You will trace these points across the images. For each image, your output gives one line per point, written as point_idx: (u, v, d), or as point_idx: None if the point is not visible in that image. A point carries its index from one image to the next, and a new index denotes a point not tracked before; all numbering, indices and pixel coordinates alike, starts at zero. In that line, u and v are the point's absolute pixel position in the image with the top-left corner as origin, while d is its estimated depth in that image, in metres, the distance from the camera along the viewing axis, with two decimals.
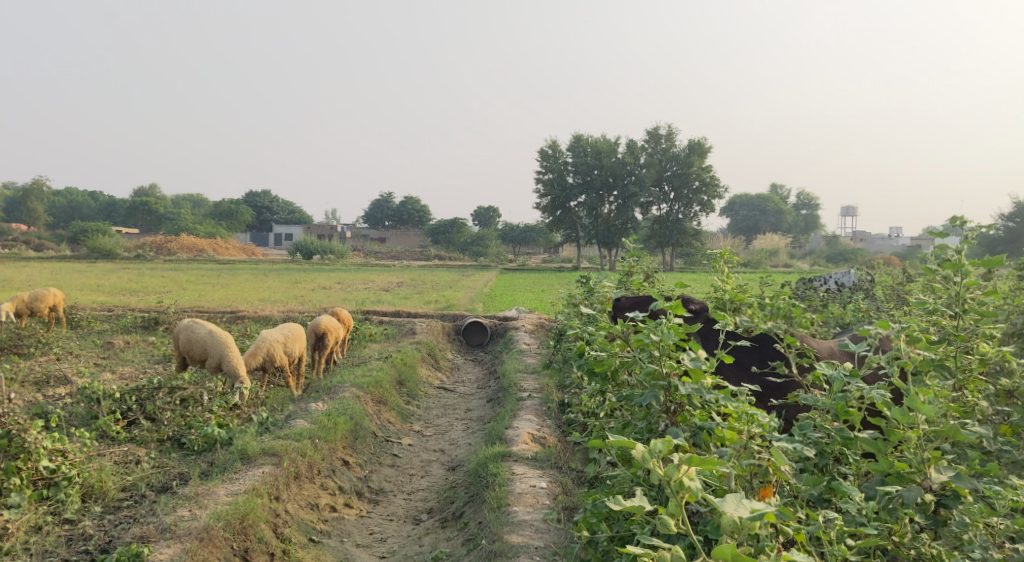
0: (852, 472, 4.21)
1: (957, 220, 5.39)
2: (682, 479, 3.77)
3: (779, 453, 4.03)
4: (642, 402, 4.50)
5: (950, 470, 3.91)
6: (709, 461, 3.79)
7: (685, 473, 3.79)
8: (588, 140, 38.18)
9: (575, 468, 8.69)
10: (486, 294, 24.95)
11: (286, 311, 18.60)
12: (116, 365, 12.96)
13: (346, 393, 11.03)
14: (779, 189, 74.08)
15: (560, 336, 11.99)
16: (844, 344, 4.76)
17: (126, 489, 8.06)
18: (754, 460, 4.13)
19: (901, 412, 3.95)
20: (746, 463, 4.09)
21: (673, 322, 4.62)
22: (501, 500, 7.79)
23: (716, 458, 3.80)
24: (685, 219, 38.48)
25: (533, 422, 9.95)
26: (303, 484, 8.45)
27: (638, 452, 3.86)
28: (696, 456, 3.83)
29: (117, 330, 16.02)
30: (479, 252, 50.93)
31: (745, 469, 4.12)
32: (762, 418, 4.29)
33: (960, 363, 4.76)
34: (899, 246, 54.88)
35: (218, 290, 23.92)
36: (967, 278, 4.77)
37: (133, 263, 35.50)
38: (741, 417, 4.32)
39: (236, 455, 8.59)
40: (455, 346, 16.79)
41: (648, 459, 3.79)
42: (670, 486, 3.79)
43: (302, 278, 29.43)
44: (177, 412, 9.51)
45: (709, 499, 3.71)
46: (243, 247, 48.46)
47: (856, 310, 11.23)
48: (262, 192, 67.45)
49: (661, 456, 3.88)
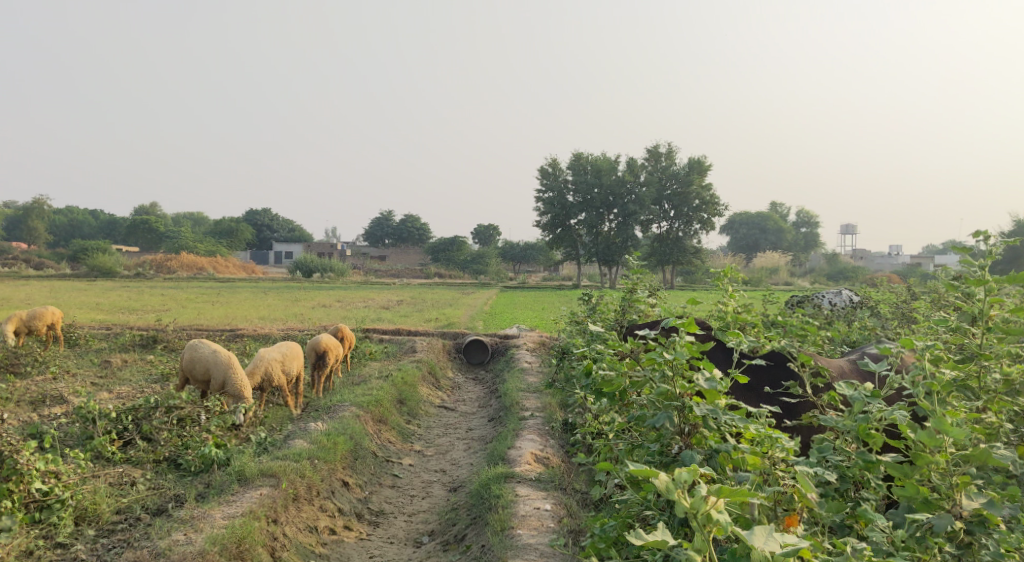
0: (874, 498, 4.08)
1: (980, 236, 5.29)
2: (709, 512, 3.63)
3: (805, 480, 3.89)
4: (655, 423, 4.33)
5: (982, 497, 3.77)
6: (739, 493, 3.65)
7: (712, 505, 3.65)
8: (589, 158, 38.04)
9: (580, 489, 8.49)
10: (486, 311, 24.78)
11: (286, 329, 18.42)
12: (113, 383, 12.80)
13: (346, 413, 10.85)
14: (778, 207, 73.99)
15: (562, 354, 11.82)
16: (864, 363, 4.59)
17: (120, 511, 7.86)
18: (777, 488, 3.98)
19: (930, 435, 3.79)
20: (769, 492, 3.95)
21: (686, 340, 4.46)
22: (504, 523, 7.61)
23: (746, 489, 3.67)
24: (685, 237, 38.36)
25: (535, 442, 9.76)
26: (301, 506, 8.23)
27: (662, 482, 3.71)
28: (725, 488, 3.69)
29: (115, 349, 15.84)
30: (480, 270, 50.78)
31: (767, 497, 3.97)
32: (784, 441, 4.13)
33: (982, 383, 4.68)
34: (899, 265, 54.70)
35: (217, 308, 23.72)
36: (991, 294, 4.82)
37: (132, 282, 35.29)
38: (762, 440, 4.18)
39: (233, 477, 8.40)
40: (455, 364, 16.63)
41: (674, 491, 3.65)
42: (696, 518, 3.65)
43: (301, 297, 29.23)
44: (173, 433, 9.34)
45: (737, 533, 3.59)
46: (243, 265, 48.34)
47: (861, 330, 11.09)
48: (262, 210, 67.39)
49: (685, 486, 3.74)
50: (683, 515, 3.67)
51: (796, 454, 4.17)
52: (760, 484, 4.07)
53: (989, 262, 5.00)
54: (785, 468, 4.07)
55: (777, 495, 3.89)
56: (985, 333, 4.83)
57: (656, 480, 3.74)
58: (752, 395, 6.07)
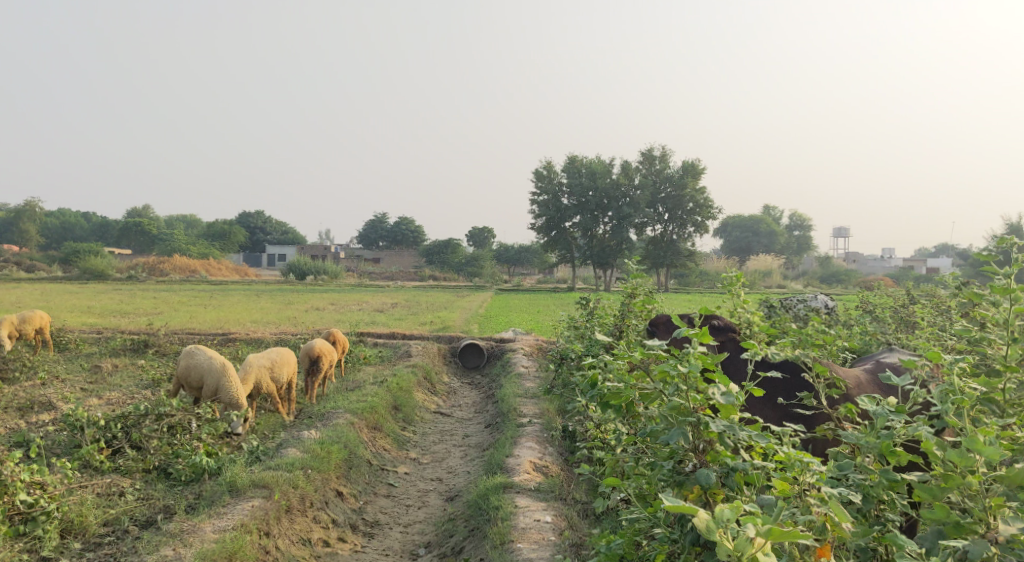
0: (901, 521, 3.95)
1: (1005, 241, 5.15)
2: (755, 555, 3.51)
3: (839, 508, 3.73)
4: (669, 440, 4.09)
5: (1019, 521, 3.66)
6: (788, 535, 3.52)
7: (759, 548, 3.53)
8: (583, 161, 37.79)
9: (580, 499, 8.26)
10: (481, 315, 24.55)
11: (280, 332, 18.18)
12: (104, 389, 12.55)
13: (340, 420, 10.62)
14: (771, 209, 73.80)
15: (560, 360, 11.59)
16: (886, 375, 4.39)
17: (108, 523, 7.61)
18: (808, 515, 3.82)
19: (960, 455, 3.77)
20: (799, 521, 3.77)
21: (699, 350, 4.25)
22: (503, 536, 7.38)
23: (794, 531, 3.53)
24: (679, 240, 38.15)
25: (534, 450, 9.52)
26: (294, 517, 8.00)
27: (702, 522, 3.57)
28: (774, 528, 3.55)
29: (106, 354, 15.57)
30: (474, 272, 50.55)
31: (798, 525, 3.80)
32: (817, 465, 3.95)
33: (1007, 397, 4.51)
34: (893, 268, 54.61)
35: (210, 312, 23.42)
36: (1016, 305, 4.71)
37: (124, 284, 35.02)
38: (793, 465, 3.98)
39: (224, 488, 8.14)
40: (451, 369, 16.43)
41: (715, 532, 3.52)
42: (741, 560, 3.53)
43: (295, 299, 28.99)
44: (163, 440, 9.11)
45: None
46: (237, 268, 48.09)
47: (863, 337, 10.92)
48: (256, 212, 67.12)
49: (727, 524, 3.61)
50: (727, 556, 3.54)
51: (826, 476, 3.99)
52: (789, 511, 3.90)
53: (1017, 272, 4.87)
54: (816, 494, 3.88)
55: (814, 523, 3.76)
56: (1011, 345, 4.69)
57: (696, 519, 3.58)
58: (778, 411, 5.85)
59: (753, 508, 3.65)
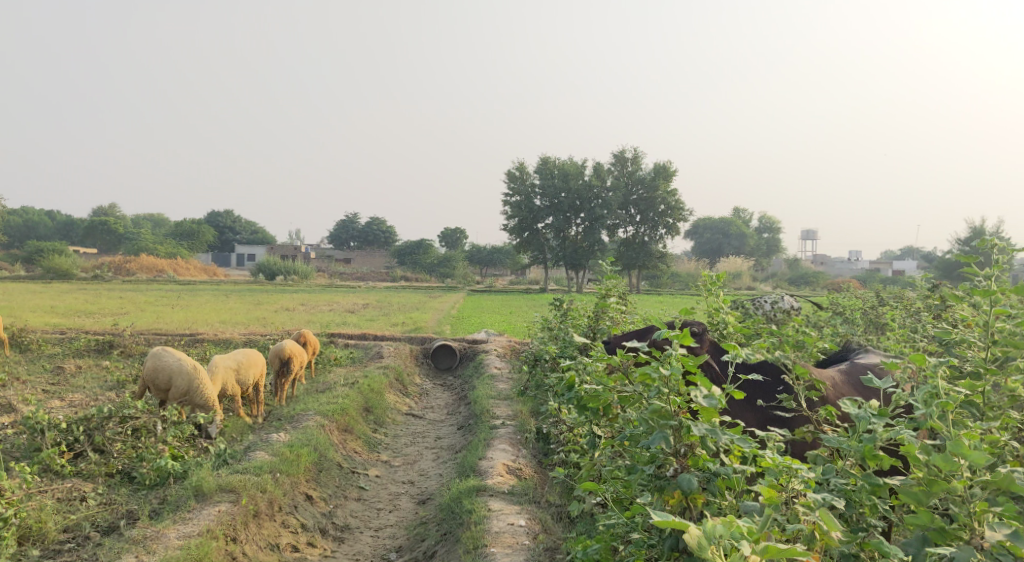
0: (885, 523, 3.88)
1: (987, 242, 5.11)
2: None
3: (829, 517, 3.64)
4: (650, 445, 3.99)
5: (1006, 527, 3.61)
6: (782, 550, 3.42)
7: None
8: (556, 162, 37.66)
9: (554, 501, 8.14)
10: (453, 316, 24.32)
11: (248, 333, 17.93)
12: (66, 391, 12.25)
13: (310, 422, 10.43)
14: (741, 210, 74.26)
15: (534, 361, 11.48)
16: (868, 378, 4.32)
17: (68, 529, 7.39)
18: (796, 525, 3.72)
19: (946, 458, 3.71)
20: (788, 530, 3.68)
21: (680, 353, 4.16)
22: (476, 540, 7.24)
23: (790, 547, 3.43)
24: (651, 242, 38.19)
25: (507, 452, 9.40)
26: (262, 522, 7.81)
27: (693, 538, 3.45)
28: (768, 545, 3.45)
29: (70, 355, 15.23)
30: (446, 273, 50.33)
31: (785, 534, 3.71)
32: (804, 472, 3.85)
33: (987, 400, 4.50)
34: (860, 270, 55.15)
35: (177, 312, 23.03)
36: (996, 307, 4.68)
37: (90, 284, 34.45)
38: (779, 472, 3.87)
39: (189, 492, 7.92)
40: (423, 370, 16.27)
41: (708, 548, 3.40)
42: None
43: (264, 300, 28.66)
44: (127, 444, 8.90)
45: None
46: (205, 267, 47.54)
47: (834, 338, 10.92)
48: (225, 212, 66.51)
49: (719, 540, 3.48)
50: None
51: (812, 483, 3.90)
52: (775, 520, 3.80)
53: (998, 273, 4.84)
54: (805, 503, 3.78)
55: (802, 532, 3.68)
56: (990, 348, 4.70)
57: (687, 535, 3.47)
58: (759, 416, 5.76)
59: (742, 521, 3.55)
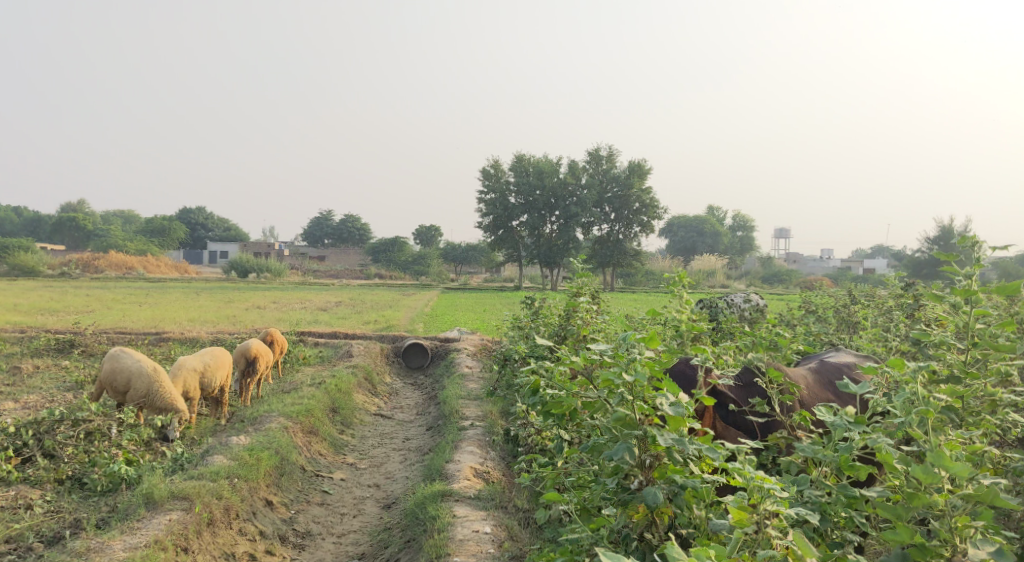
0: (862, 537, 3.68)
1: (969, 242, 4.82)
2: None
3: (804, 541, 3.41)
4: (613, 457, 3.79)
5: (990, 544, 3.42)
6: None
7: None
8: (531, 160, 37.40)
9: (521, 507, 7.89)
10: (426, 314, 23.95)
11: (216, 331, 17.54)
12: (21, 392, 11.83)
13: (273, 424, 10.10)
14: (715, 210, 74.24)
15: (504, 361, 11.20)
16: (844, 383, 4.09)
17: (10, 540, 7.04)
18: (768, 544, 3.49)
19: (926, 471, 3.49)
20: (760, 555, 3.43)
21: (646, 357, 3.94)
22: (439, 549, 6.96)
23: None
24: (626, 240, 38.00)
25: (475, 455, 9.12)
26: (217, 531, 7.50)
27: None
28: None
29: (27, 355, 14.74)
30: (420, 272, 49.93)
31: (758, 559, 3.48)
32: (778, 491, 3.59)
33: (967, 405, 4.31)
34: (832, 268, 55.34)
35: (143, 310, 22.57)
36: (977, 306, 4.47)
37: (55, 282, 33.74)
38: (752, 491, 3.61)
39: (139, 500, 7.57)
40: (394, 369, 15.97)
41: None
42: None
43: (234, 298, 28.11)
44: (79, 448, 8.52)
45: None
46: (176, 264, 46.80)
47: (808, 338, 10.71)
48: (197, 209, 65.76)
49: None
50: None
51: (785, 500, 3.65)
52: (745, 541, 3.56)
53: (979, 274, 4.60)
54: (777, 524, 3.54)
55: (775, 557, 3.46)
56: (971, 350, 4.51)
57: None
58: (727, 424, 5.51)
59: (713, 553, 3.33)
